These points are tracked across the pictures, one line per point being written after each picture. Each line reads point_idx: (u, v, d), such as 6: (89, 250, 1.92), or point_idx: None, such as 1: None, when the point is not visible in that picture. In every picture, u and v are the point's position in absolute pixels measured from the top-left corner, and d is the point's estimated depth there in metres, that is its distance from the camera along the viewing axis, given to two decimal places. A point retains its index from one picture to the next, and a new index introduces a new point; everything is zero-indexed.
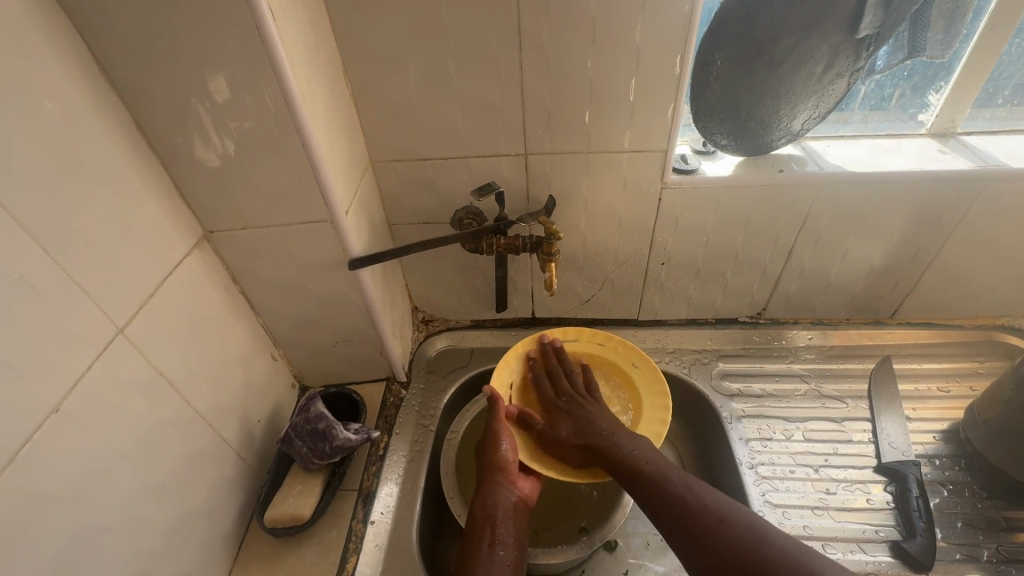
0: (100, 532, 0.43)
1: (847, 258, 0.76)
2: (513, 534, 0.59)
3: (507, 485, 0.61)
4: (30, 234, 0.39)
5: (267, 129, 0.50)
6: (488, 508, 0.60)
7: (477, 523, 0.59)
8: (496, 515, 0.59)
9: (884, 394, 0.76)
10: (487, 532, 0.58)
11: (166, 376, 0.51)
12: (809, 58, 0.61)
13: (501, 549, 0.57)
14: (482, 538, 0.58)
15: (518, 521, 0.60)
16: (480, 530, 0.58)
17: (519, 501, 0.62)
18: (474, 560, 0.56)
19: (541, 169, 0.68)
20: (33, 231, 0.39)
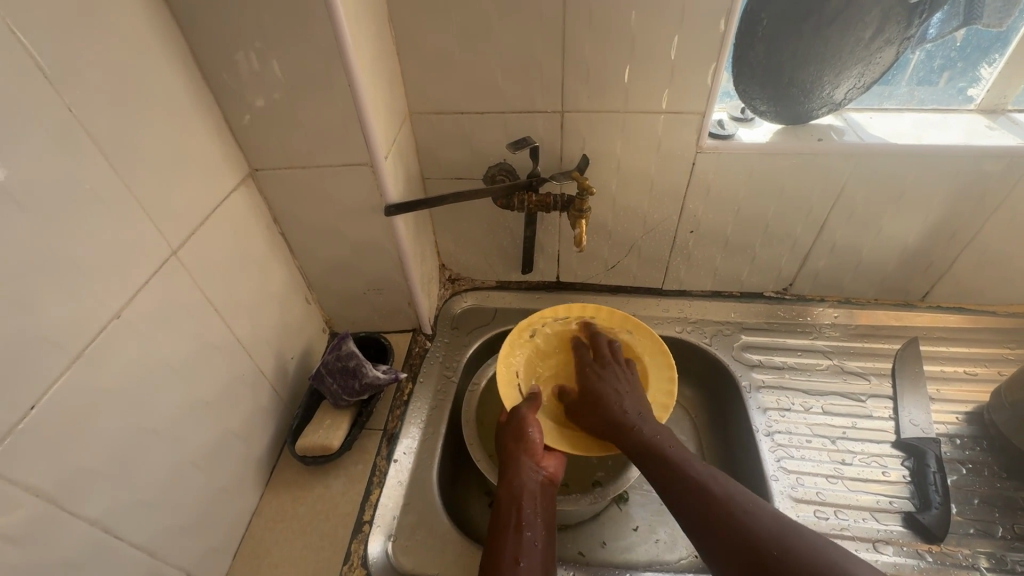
0: (153, 436, 0.46)
1: (881, 235, 0.75)
2: (543, 517, 0.56)
3: (529, 462, 0.60)
4: (99, 151, 0.41)
5: (315, 68, 0.51)
6: (513, 490, 0.58)
7: (503, 506, 0.57)
8: (521, 496, 0.57)
9: (908, 373, 0.75)
10: (512, 515, 0.56)
11: (211, 302, 0.54)
12: (858, 21, 0.60)
13: (529, 531, 0.54)
14: (508, 521, 0.55)
15: (544, 501, 0.58)
16: (506, 511, 0.56)
17: (545, 481, 0.60)
18: (500, 543, 0.53)
19: (576, 128, 0.68)
20: (102, 147, 0.41)
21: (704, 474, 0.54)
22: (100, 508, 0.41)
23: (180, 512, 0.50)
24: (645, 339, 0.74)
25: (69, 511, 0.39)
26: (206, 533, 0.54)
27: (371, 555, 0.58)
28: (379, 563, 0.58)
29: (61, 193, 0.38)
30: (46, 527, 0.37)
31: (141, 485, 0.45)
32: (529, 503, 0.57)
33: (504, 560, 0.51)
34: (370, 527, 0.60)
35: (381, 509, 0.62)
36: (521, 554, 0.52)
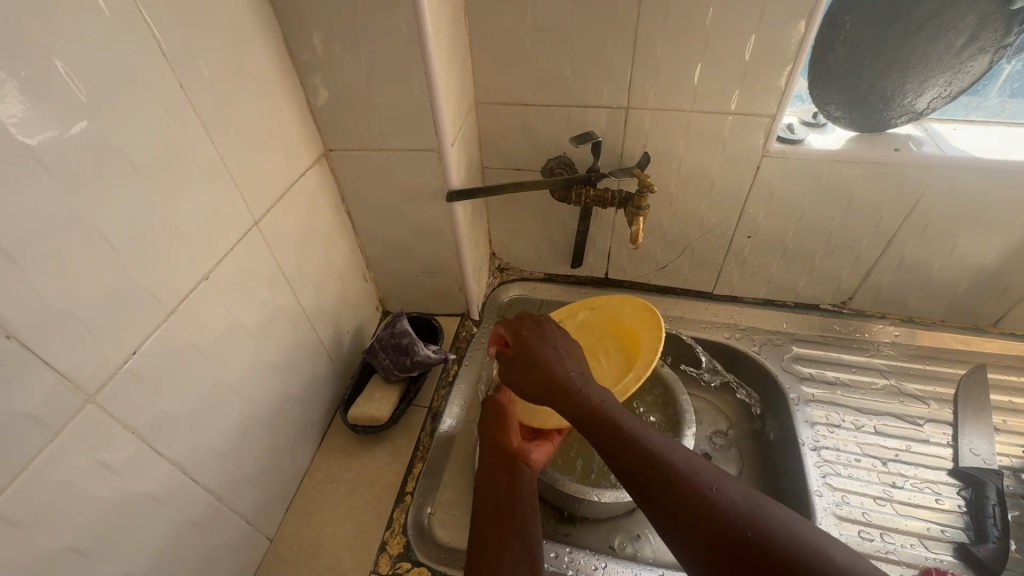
0: (229, 390, 0.50)
1: (954, 253, 0.71)
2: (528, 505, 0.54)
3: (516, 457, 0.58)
4: (203, 125, 0.45)
5: (395, 55, 0.54)
6: (490, 482, 0.56)
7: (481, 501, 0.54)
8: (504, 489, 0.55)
9: (971, 401, 0.72)
10: (492, 507, 0.53)
11: (283, 271, 0.58)
12: (950, 28, 0.57)
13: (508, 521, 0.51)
14: (487, 513, 0.52)
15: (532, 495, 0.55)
16: (487, 503, 0.54)
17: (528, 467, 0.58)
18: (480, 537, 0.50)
19: (640, 125, 0.68)
20: (205, 122, 0.45)
21: (648, 437, 0.46)
22: (182, 450, 0.45)
23: (245, 463, 0.54)
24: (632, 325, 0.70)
25: (158, 450, 0.43)
26: (265, 486, 0.58)
27: (410, 525, 0.61)
28: (418, 533, 0.60)
29: (168, 161, 0.42)
30: (139, 462, 0.41)
31: (216, 435, 0.49)
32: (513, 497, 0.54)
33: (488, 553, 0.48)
34: (411, 498, 0.63)
35: (422, 482, 0.64)
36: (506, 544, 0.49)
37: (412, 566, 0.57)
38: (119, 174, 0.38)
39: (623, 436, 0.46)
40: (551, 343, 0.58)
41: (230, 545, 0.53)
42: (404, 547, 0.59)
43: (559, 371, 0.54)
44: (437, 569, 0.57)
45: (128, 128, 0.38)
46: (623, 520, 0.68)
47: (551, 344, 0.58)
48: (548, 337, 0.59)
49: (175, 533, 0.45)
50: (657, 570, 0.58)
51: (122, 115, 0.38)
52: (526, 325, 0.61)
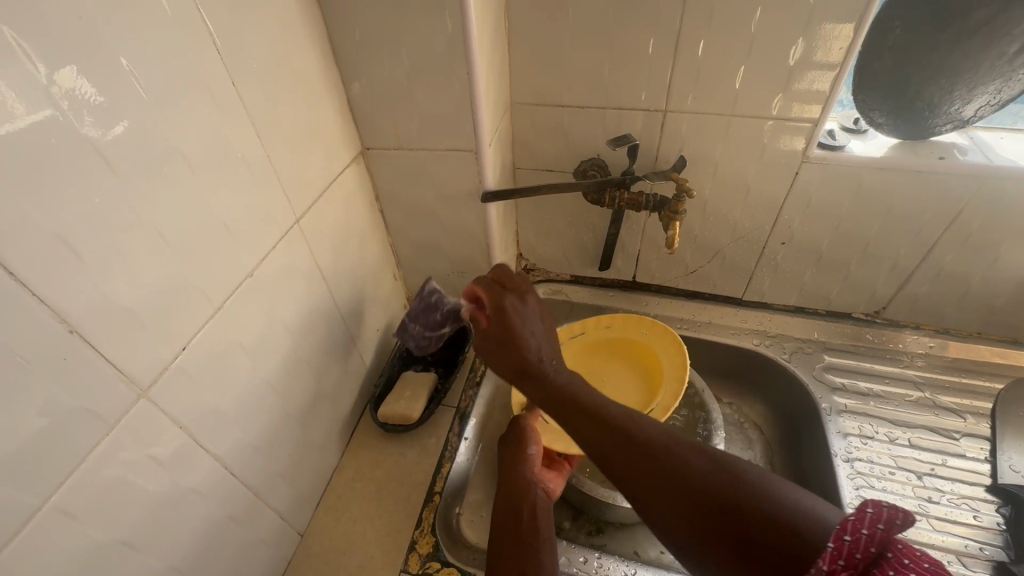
0: (268, 386, 0.51)
1: (997, 265, 0.69)
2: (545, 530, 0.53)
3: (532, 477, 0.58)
4: (251, 123, 0.45)
5: (438, 55, 0.54)
6: (511, 502, 0.56)
7: (501, 520, 0.54)
8: (523, 504, 0.55)
9: (1011, 416, 0.70)
10: (512, 525, 0.53)
11: (320, 269, 0.58)
12: (1002, 35, 0.55)
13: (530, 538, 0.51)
14: (508, 531, 0.52)
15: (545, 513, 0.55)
16: (507, 522, 0.53)
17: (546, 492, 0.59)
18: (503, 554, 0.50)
19: (677, 128, 0.67)
20: (253, 120, 0.45)
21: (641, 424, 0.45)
22: (224, 445, 0.45)
23: (280, 459, 0.54)
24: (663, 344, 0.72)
25: (203, 445, 0.43)
26: (298, 482, 0.58)
27: (439, 525, 0.61)
28: (447, 533, 0.60)
29: (219, 158, 0.42)
30: (185, 456, 0.41)
31: (254, 430, 0.49)
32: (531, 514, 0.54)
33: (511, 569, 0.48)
34: (440, 498, 0.63)
35: (450, 482, 0.64)
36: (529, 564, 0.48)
37: (442, 566, 0.57)
38: (174, 171, 0.38)
39: (616, 422, 0.45)
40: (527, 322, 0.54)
41: (264, 540, 0.53)
42: (434, 547, 0.59)
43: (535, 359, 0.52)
44: (467, 570, 0.57)
45: (183, 125, 0.39)
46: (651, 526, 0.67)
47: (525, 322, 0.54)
48: (522, 312, 0.54)
49: (215, 528, 0.46)
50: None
51: (178, 112, 0.38)
52: (509, 299, 0.55)
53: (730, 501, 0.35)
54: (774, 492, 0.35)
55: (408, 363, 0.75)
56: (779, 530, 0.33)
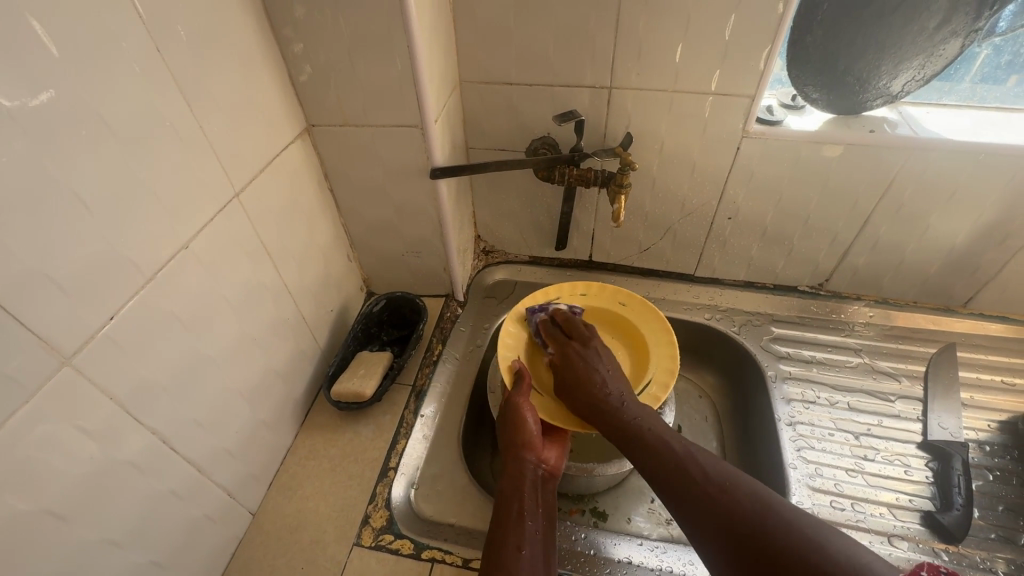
0: (211, 362, 0.50)
1: (927, 235, 0.73)
2: (543, 508, 0.55)
3: (531, 457, 0.58)
4: (182, 92, 0.45)
5: (378, 28, 0.53)
6: (513, 480, 0.56)
7: (505, 497, 0.55)
8: (522, 485, 0.55)
9: (941, 378, 0.74)
10: (513, 503, 0.54)
11: (265, 246, 0.57)
12: (923, 11, 0.59)
13: (530, 519, 0.52)
14: (510, 508, 0.53)
15: (544, 494, 0.56)
16: (508, 500, 0.54)
17: (546, 473, 0.58)
18: (501, 531, 0.51)
19: (622, 105, 0.69)
20: (184, 89, 0.45)
21: (637, 420, 0.56)
22: (162, 420, 0.45)
23: (227, 436, 0.54)
24: (642, 312, 0.73)
25: (137, 417, 0.43)
26: (247, 460, 0.58)
27: (393, 499, 0.61)
28: (401, 507, 0.61)
29: (148, 127, 0.42)
30: (118, 429, 0.41)
31: (197, 405, 0.49)
32: (530, 494, 0.55)
33: (506, 548, 0.49)
34: (394, 473, 0.63)
35: (406, 458, 0.65)
36: (524, 542, 0.50)
37: (396, 538, 0.58)
38: (95, 137, 0.38)
39: (610, 411, 0.58)
40: (594, 362, 0.63)
41: (211, 517, 0.53)
42: (387, 520, 0.59)
43: (596, 370, 0.62)
44: (421, 542, 0.57)
45: (105, 92, 0.38)
46: (609, 496, 0.69)
47: (591, 362, 0.63)
48: (589, 356, 0.64)
49: (154, 502, 0.45)
50: (636, 541, 0.60)
51: (98, 78, 0.38)
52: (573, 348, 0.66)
53: (729, 511, 0.45)
54: (735, 481, 0.47)
55: (364, 343, 0.75)
56: (743, 518, 0.44)
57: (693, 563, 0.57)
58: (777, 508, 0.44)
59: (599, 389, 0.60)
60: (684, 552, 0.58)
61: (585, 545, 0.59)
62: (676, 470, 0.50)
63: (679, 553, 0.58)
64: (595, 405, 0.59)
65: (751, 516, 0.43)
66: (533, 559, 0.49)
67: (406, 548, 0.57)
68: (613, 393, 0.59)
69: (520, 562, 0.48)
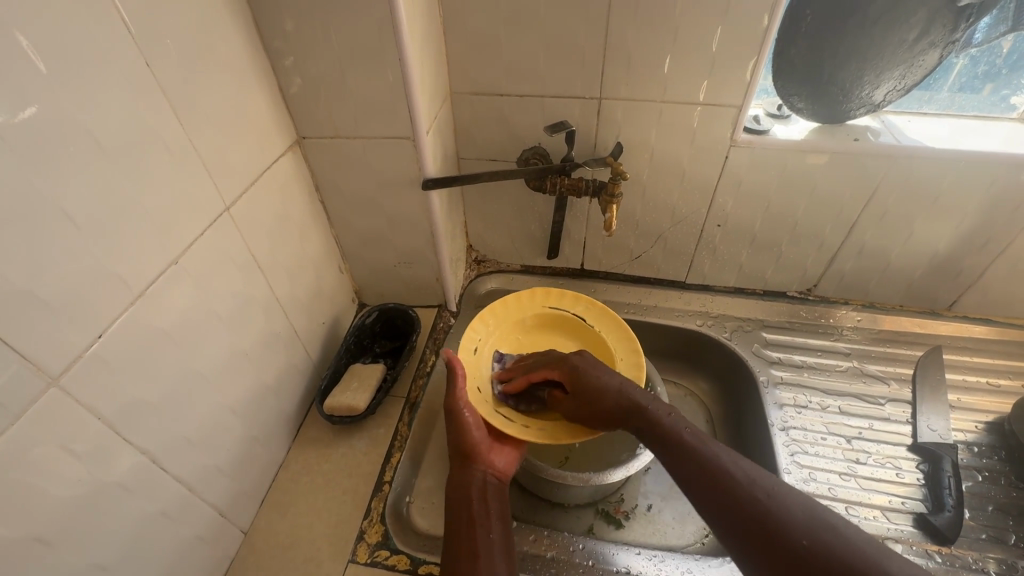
0: (200, 379, 0.49)
1: (911, 240, 0.74)
2: (494, 512, 0.54)
3: (478, 463, 0.57)
4: (171, 107, 0.44)
5: (370, 40, 0.53)
6: (458, 491, 0.56)
7: (453, 506, 0.54)
8: (471, 494, 0.55)
9: (929, 381, 0.75)
10: (463, 513, 0.53)
11: (257, 259, 0.57)
12: (902, 23, 0.60)
13: (481, 526, 0.52)
14: (459, 519, 0.53)
15: (497, 498, 0.56)
16: (456, 511, 0.54)
17: (495, 477, 0.58)
18: (450, 543, 0.51)
19: (612, 115, 0.70)
20: (174, 104, 0.44)
21: (647, 405, 0.54)
22: (151, 439, 0.44)
23: (218, 453, 0.53)
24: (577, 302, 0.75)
25: (125, 437, 0.42)
26: (238, 477, 0.57)
27: (388, 513, 0.60)
28: (396, 522, 0.60)
29: (138, 142, 0.41)
30: (105, 450, 0.40)
31: (188, 422, 0.48)
32: (480, 500, 0.55)
33: (460, 560, 0.49)
34: (388, 487, 0.62)
35: (400, 471, 0.63)
36: (476, 550, 0.50)
37: (392, 554, 0.57)
38: (80, 152, 0.37)
39: (620, 404, 0.55)
40: (588, 357, 0.61)
41: (202, 536, 0.52)
42: (383, 535, 0.58)
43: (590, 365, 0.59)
44: (416, 557, 0.56)
45: (93, 106, 0.38)
46: (617, 499, 0.70)
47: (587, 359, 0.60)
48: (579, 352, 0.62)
49: (143, 524, 0.44)
50: (634, 550, 0.59)
51: (85, 91, 0.37)
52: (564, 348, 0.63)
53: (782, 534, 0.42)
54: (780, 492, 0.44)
55: (356, 356, 0.74)
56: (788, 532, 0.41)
57: (692, 571, 0.57)
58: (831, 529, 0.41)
59: (603, 385, 0.57)
60: (682, 560, 0.58)
61: (582, 556, 0.59)
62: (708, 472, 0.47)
63: (677, 561, 0.58)
64: (598, 400, 0.56)
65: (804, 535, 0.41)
66: (488, 565, 0.48)
67: (403, 564, 0.56)
68: (611, 381, 0.57)
69: (473, 570, 0.48)
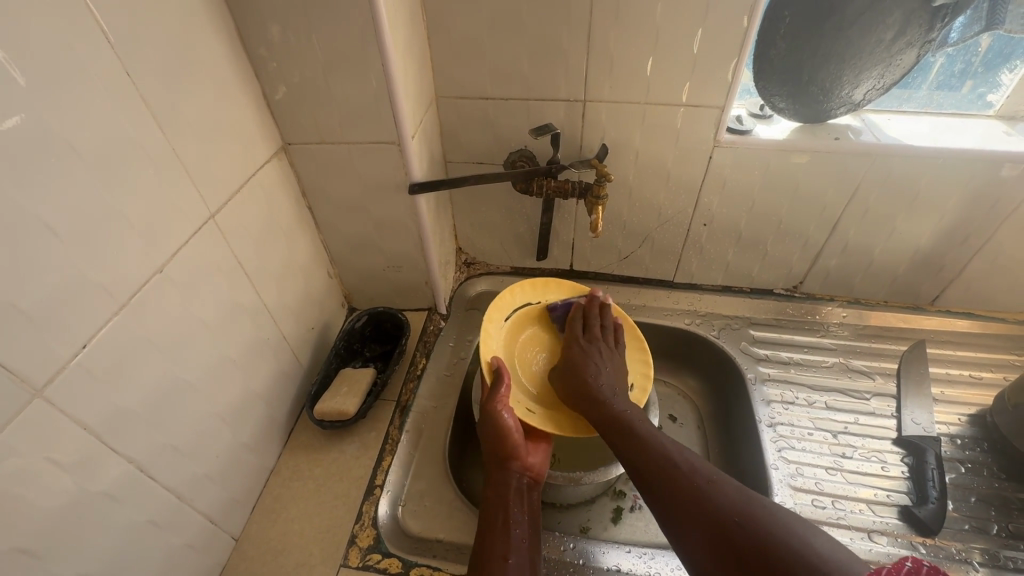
0: (187, 388, 0.49)
1: (893, 237, 0.76)
2: (529, 515, 0.55)
3: (516, 465, 0.58)
4: (159, 126, 0.45)
5: (353, 46, 0.54)
6: (499, 490, 0.56)
7: (490, 505, 0.55)
8: (508, 494, 0.55)
9: (913, 375, 0.76)
10: (499, 513, 0.54)
11: (243, 266, 0.57)
12: (879, 23, 0.61)
13: (516, 527, 0.53)
14: (495, 518, 0.53)
15: (530, 500, 0.57)
16: (493, 510, 0.54)
17: (530, 479, 0.58)
18: (487, 540, 0.51)
19: (597, 117, 0.70)
20: (161, 122, 0.45)
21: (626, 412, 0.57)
22: (138, 448, 0.44)
23: (207, 460, 0.53)
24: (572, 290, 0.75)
25: (111, 446, 0.42)
26: (228, 485, 0.57)
27: (381, 517, 0.60)
28: (388, 525, 0.60)
29: (120, 154, 0.42)
30: (91, 460, 0.40)
31: (176, 431, 0.48)
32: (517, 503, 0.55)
33: (491, 559, 0.49)
34: (381, 490, 0.62)
35: (391, 475, 0.64)
36: (510, 552, 0.50)
37: (383, 557, 0.57)
38: (62, 164, 0.37)
39: (605, 409, 0.58)
40: (598, 363, 0.63)
41: (192, 544, 0.52)
42: (374, 539, 0.59)
43: (593, 366, 0.63)
44: (410, 561, 0.57)
45: (75, 120, 0.38)
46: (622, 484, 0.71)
47: (592, 357, 0.64)
48: (592, 352, 0.64)
49: (131, 533, 0.44)
50: (624, 548, 0.60)
51: (64, 103, 0.37)
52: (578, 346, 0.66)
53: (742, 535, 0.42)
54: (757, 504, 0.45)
55: (347, 360, 0.75)
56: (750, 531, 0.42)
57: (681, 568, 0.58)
58: (766, 512, 0.44)
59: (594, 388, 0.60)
60: (671, 557, 0.59)
61: (573, 555, 0.59)
62: (659, 460, 0.50)
63: (666, 558, 0.59)
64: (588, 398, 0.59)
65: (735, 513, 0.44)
66: (521, 567, 0.49)
67: (395, 567, 0.56)
68: (604, 386, 0.60)
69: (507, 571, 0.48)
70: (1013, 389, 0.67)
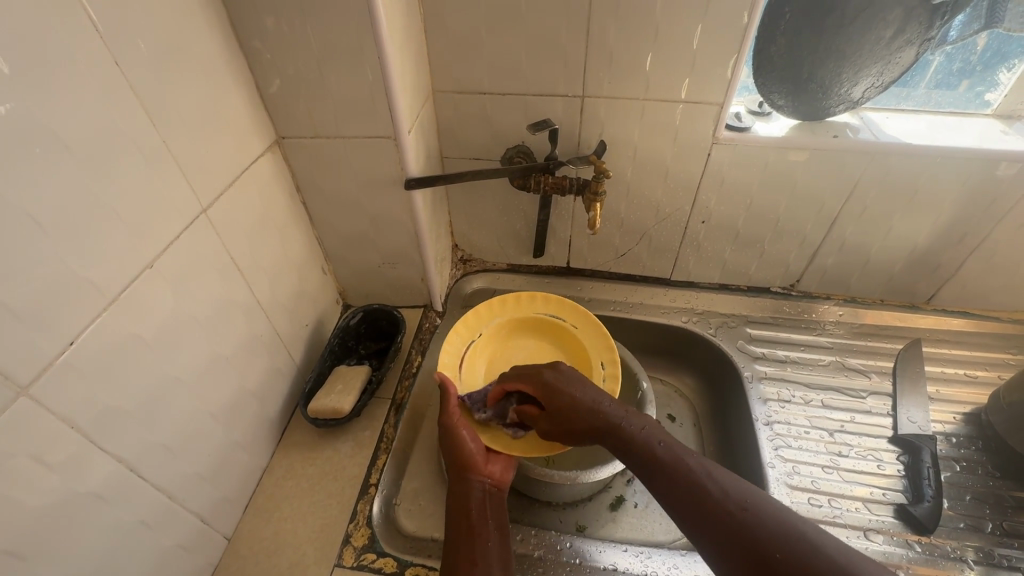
0: (178, 385, 0.48)
1: (890, 236, 0.76)
2: (493, 521, 0.54)
3: (473, 475, 0.57)
4: (150, 120, 0.44)
5: (348, 38, 0.53)
6: (459, 502, 0.55)
7: (453, 515, 0.54)
8: (469, 504, 0.54)
9: (908, 374, 0.76)
10: (464, 524, 0.53)
11: (236, 261, 0.56)
12: (879, 20, 0.61)
13: (481, 536, 0.52)
14: (460, 528, 0.52)
15: (494, 507, 0.56)
16: (457, 521, 0.53)
17: (491, 486, 0.57)
18: (454, 549, 0.50)
19: (595, 114, 0.70)
20: (152, 116, 0.44)
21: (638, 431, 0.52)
22: (129, 447, 0.44)
23: (199, 459, 0.52)
24: (538, 305, 0.75)
25: (99, 445, 0.41)
26: (220, 483, 0.56)
27: (375, 516, 0.60)
28: (382, 524, 0.59)
29: (110, 146, 0.41)
30: (78, 459, 0.39)
31: (167, 429, 0.47)
32: (480, 509, 0.54)
33: (461, 571, 0.48)
34: (375, 490, 0.62)
35: (386, 473, 0.63)
36: (478, 560, 0.49)
37: (378, 557, 0.56)
38: (48, 155, 0.36)
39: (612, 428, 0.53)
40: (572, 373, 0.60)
41: (182, 544, 0.51)
42: (369, 539, 0.58)
43: (580, 393, 0.56)
44: (405, 560, 0.56)
45: (60, 109, 0.37)
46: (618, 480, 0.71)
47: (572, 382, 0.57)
48: (568, 379, 0.57)
49: (119, 534, 0.44)
50: (621, 547, 0.60)
51: (52, 93, 0.36)
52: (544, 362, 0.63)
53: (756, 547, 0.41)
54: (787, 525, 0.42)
55: (341, 358, 0.74)
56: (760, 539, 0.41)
57: (678, 566, 0.58)
58: (800, 534, 0.41)
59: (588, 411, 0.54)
60: (667, 556, 0.59)
61: (570, 555, 0.59)
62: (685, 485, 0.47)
63: (663, 556, 0.59)
64: (586, 426, 0.54)
65: (779, 544, 0.41)
66: (490, 573, 0.49)
67: (390, 566, 0.56)
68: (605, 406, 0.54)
69: None
70: (1009, 387, 0.67)
